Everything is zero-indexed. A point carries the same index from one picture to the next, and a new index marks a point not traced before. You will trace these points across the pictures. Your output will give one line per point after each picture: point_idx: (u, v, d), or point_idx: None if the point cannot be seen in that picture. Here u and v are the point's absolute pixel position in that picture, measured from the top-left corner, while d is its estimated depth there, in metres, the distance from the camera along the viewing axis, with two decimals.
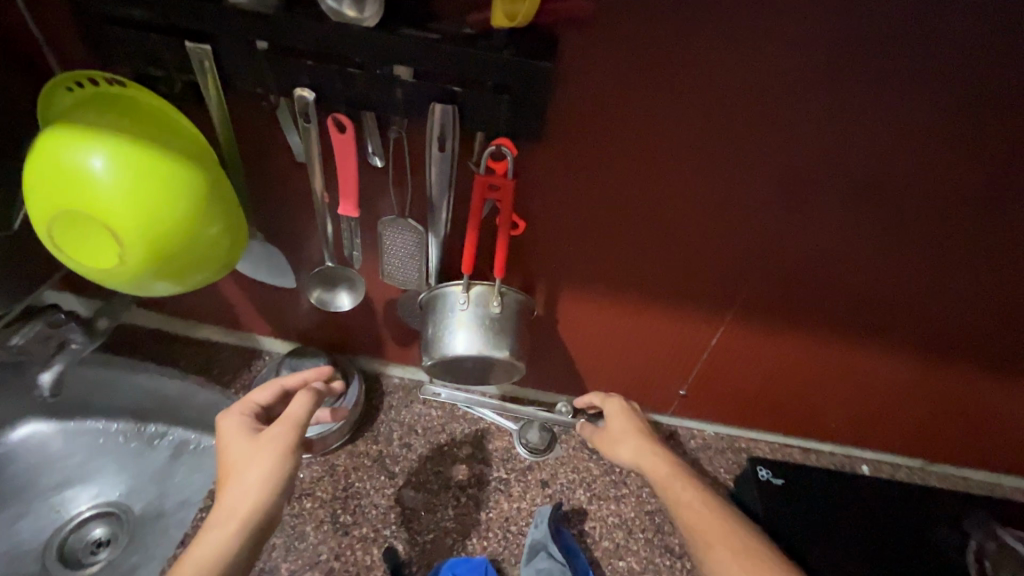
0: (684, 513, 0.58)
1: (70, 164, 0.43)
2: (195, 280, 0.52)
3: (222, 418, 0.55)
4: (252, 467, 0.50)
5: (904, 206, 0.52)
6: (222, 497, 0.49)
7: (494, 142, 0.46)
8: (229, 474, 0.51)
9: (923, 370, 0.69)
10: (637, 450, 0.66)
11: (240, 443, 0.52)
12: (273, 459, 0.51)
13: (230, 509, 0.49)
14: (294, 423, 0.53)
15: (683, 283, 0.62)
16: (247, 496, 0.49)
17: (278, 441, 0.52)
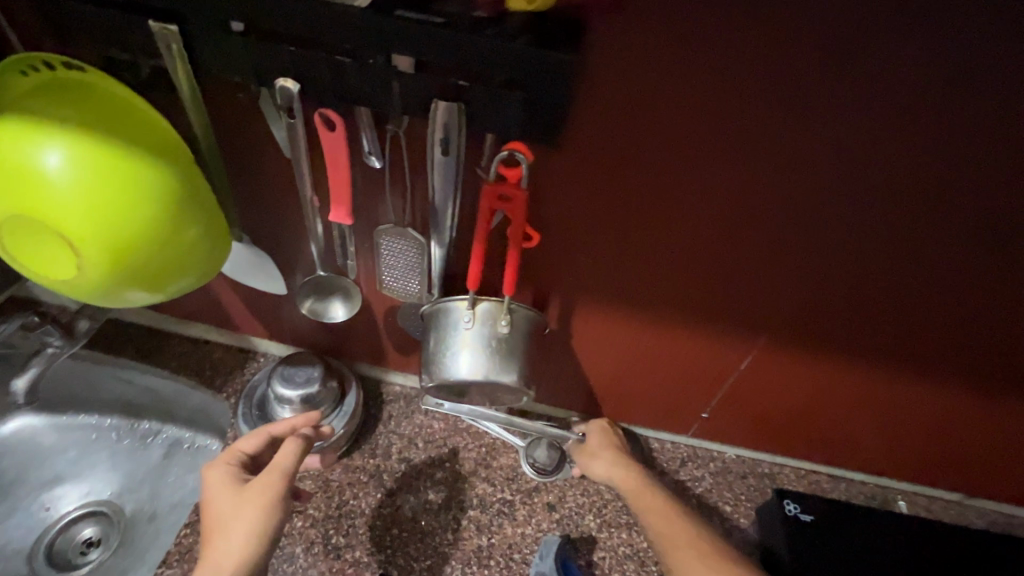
0: (654, 521, 0.56)
1: (19, 160, 0.38)
2: (173, 288, 0.47)
3: (207, 468, 0.50)
4: (238, 524, 0.46)
5: (981, 228, 0.44)
6: (206, 557, 0.45)
7: (505, 146, 0.39)
8: (213, 531, 0.46)
9: (975, 403, 0.62)
10: (610, 459, 0.65)
11: (226, 497, 0.48)
12: (262, 512, 0.47)
13: (215, 571, 0.44)
14: (284, 474, 0.49)
15: (712, 302, 0.55)
16: (233, 555, 0.45)
17: (267, 493, 0.48)
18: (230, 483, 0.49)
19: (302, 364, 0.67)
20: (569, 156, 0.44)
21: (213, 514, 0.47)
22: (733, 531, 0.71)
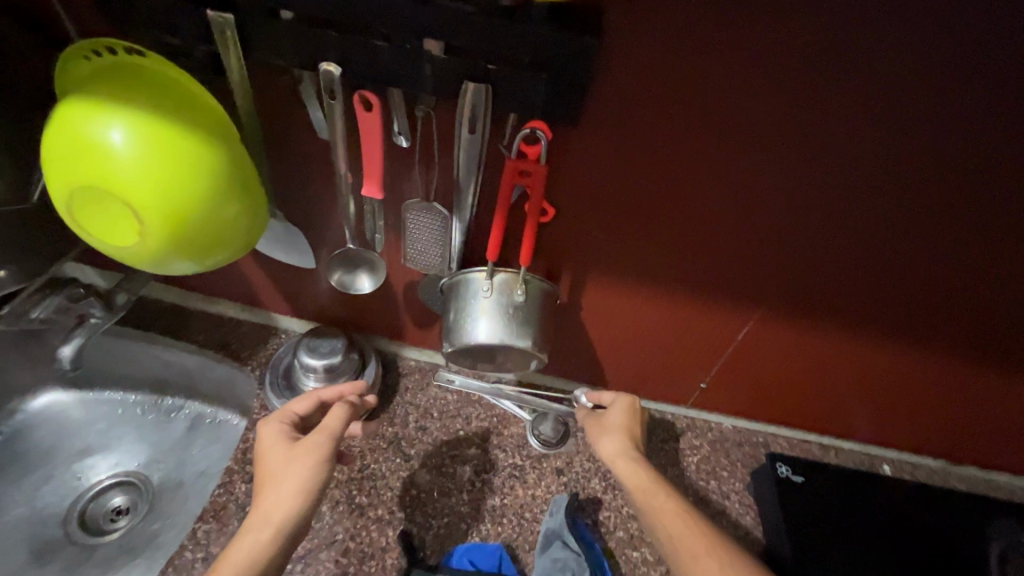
0: (668, 525, 0.53)
1: (85, 135, 0.41)
2: (218, 258, 0.51)
3: (262, 424, 0.56)
4: (289, 478, 0.50)
5: (958, 201, 0.49)
6: (259, 503, 0.50)
7: (528, 124, 0.44)
8: (265, 482, 0.51)
9: (956, 371, 0.67)
10: (621, 442, 0.63)
11: (278, 452, 0.53)
12: (310, 468, 0.51)
13: (267, 516, 0.49)
14: (331, 435, 0.54)
15: (712, 274, 0.60)
16: (283, 507, 0.49)
17: (317, 452, 0.52)
18: (281, 441, 0.54)
19: (326, 338, 0.72)
20: (583, 136, 0.48)
21: (265, 467, 0.52)
22: (729, 493, 0.76)
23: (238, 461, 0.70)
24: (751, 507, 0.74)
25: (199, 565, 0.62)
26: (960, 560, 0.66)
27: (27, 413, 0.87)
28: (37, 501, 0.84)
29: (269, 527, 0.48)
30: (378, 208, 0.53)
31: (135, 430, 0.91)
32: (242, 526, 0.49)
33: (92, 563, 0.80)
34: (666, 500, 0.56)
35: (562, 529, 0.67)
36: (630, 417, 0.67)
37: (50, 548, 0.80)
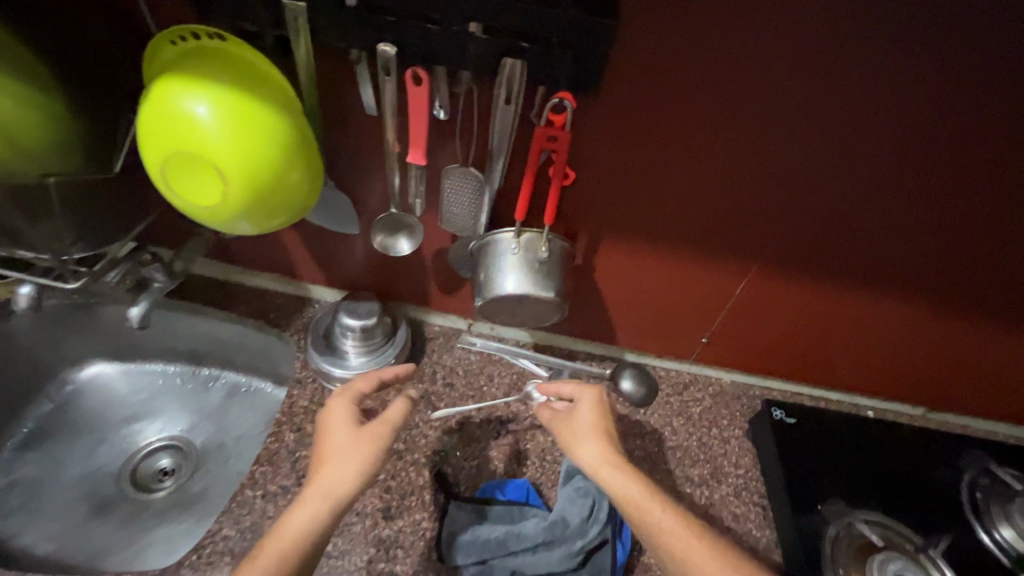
0: (668, 541, 0.56)
1: (176, 107, 0.48)
2: (280, 220, 0.57)
3: (334, 402, 0.62)
4: (353, 456, 0.57)
5: (924, 158, 0.56)
6: (320, 472, 0.56)
7: (556, 95, 0.51)
8: (330, 455, 0.57)
9: (930, 319, 0.74)
10: (601, 453, 0.63)
11: (344, 433, 0.59)
12: (372, 454, 0.57)
13: (326, 491, 0.54)
14: (392, 425, 0.60)
15: (711, 231, 0.67)
16: (344, 480, 0.55)
17: (380, 441, 0.59)
18: (349, 420, 0.60)
19: (364, 302, 0.79)
20: (601, 106, 0.55)
21: (331, 443, 0.58)
22: (730, 438, 0.82)
23: (286, 413, 0.77)
24: (749, 451, 0.81)
25: (259, 502, 0.68)
26: (938, 487, 0.74)
27: (78, 384, 0.95)
28: (92, 462, 0.91)
29: (324, 497, 0.54)
30: (420, 174, 0.60)
31: (174, 399, 0.97)
32: (299, 496, 0.54)
33: (148, 514, 0.87)
34: (661, 516, 0.58)
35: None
36: (602, 419, 0.68)
37: (108, 503, 0.88)
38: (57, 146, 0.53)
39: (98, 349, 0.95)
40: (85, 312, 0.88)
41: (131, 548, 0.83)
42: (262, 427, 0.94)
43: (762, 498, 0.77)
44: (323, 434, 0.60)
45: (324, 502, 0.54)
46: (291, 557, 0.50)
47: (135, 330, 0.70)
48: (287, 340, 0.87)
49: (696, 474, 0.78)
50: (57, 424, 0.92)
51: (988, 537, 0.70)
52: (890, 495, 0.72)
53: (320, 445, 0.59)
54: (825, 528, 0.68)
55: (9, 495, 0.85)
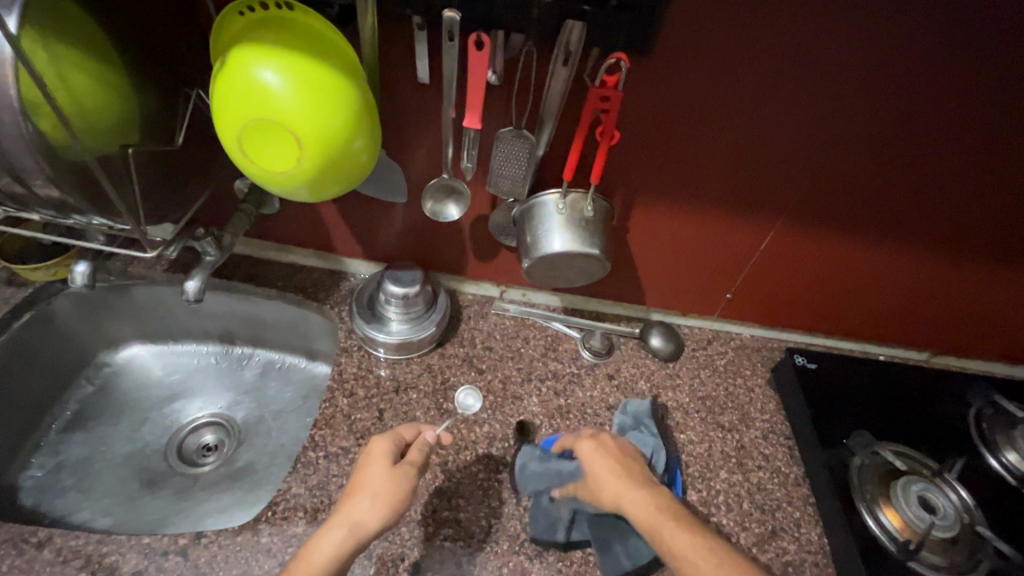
0: (687, 567, 0.54)
1: (251, 74, 0.50)
2: (343, 187, 0.59)
3: (376, 438, 0.62)
4: (382, 493, 0.57)
5: (945, 114, 0.60)
6: (346, 503, 0.56)
7: (612, 56, 0.54)
8: (361, 488, 0.57)
9: (940, 269, 0.80)
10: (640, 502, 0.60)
11: (376, 468, 0.59)
12: (401, 492, 0.57)
13: (353, 523, 0.54)
14: (419, 466, 0.60)
15: (741, 191, 0.71)
16: (370, 513, 0.55)
17: (409, 479, 0.59)
18: (385, 455, 0.60)
19: (406, 270, 0.82)
20: (648, 67, 0.58)
21: (363, 476, 0.58)
22: (754, 386, 0.87)
23: (337, 379, 0.80)
24: (773, 398, 0.86)
25: (322, 461, 0.72)
26: (947, 420, 0.81)
27: (114, 366, 0.92)
28: (136, 440, 0.88)
29: (347, 530, 0.54)
30: (474, 138, 0.63)
31: (211, 377, 0.95)
32: (327, 526, 0.55)
33: (199, 487, 0.85)
34: (673, 538, 0.56)
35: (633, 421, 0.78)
36: (613, 452, 0.66)
37: (158, 478, 0.85)
38: (119, 110, 0.53)
39: (132, 332, 0.93)
40: (120, 293, 0.87)
41: (188, 519, 0.80)
42: (304, 400, 0.92)
43: (787, 439, 0.81)
44: (359, 465, 0.60)
45: (347, 532, 0.54)
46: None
47: (190, 302, 0.72)
48: (327, 312, 0.88)
49: (727, 420, 0.82)
50: (97, 405, 0.89)
51: (997, 461, 0.77)
52: (904, 429, 0.79)
53: (355, 476, 0.59)
54: (850, 458, 0.75)
55: (58, 475, 0.82)
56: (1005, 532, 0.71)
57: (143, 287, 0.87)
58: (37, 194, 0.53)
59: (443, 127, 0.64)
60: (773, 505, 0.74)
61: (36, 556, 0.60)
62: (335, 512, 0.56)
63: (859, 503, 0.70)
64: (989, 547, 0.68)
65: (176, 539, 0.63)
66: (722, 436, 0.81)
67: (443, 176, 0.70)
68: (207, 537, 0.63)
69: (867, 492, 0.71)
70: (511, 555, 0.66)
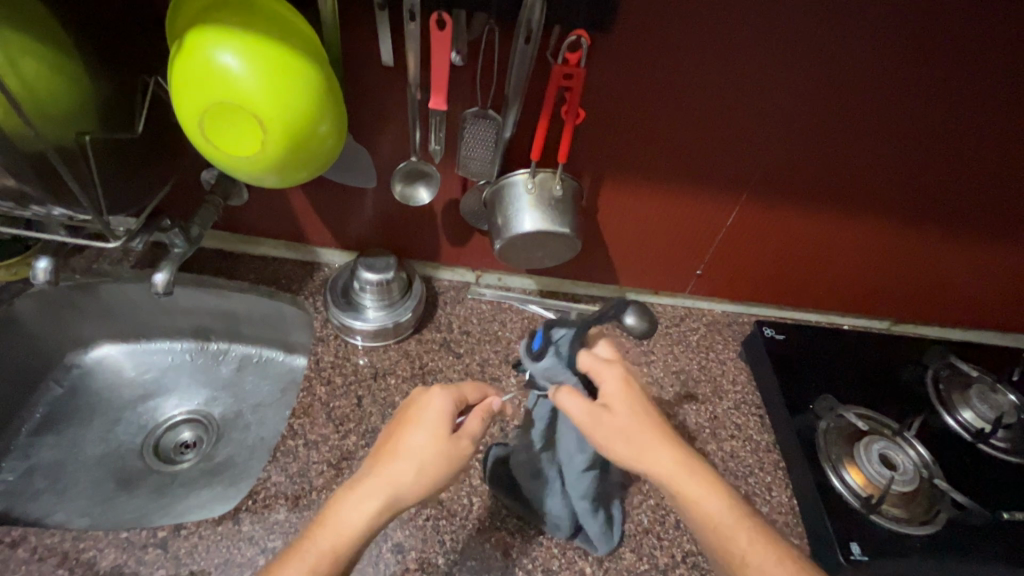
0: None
1: (210, 58, 0.49)
2: (310, 172, 0.59)
3: (436, 393, 0.58)
4: (429, 465, 0.54)
5: (895, 86, 0.63)
6: (390, 466, 0.54)
7: (573, 33, 0.56)
8: (403, 452, 0.54)
9: (898, 239, 0.83)
10: (668, 462, 0.56)
11: (427, 434, 0.55)
12: (447, 466, 0.55)
13: (391, 490, 0.52)
14: (475, 440, 0.57)
15: (706, 168, 0.73)
16: (413, 485, 0.53)
17: (459, 454, 0.56)
18: (441, 421, 0.56)
19: (380, 257, 0.82)
20: (609, 45, 0.59)
21: (412, 438, 0.55)
22: (726, 359, 0.90)
23: (314, 368, 0.80)
24: (744, 369, 0.89)
25: (302, 449, 0.72)
26: (908, 384, 0.85)
27: (84, 366, 0.90)
28: (110, 440, 0.87)
29: (388, 499, 0.52)
30: (440, 120, 0.64)
31: (186, 375, 0.94)
32: (361, 485, 0.53)
33: (178, 484, 0.84)
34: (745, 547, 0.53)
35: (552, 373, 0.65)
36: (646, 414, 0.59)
37: (134, 476, 0.84)
38: (75, 94, 0.52)
39: (100, 331, 0.91)
40: (84, 292, 0.84)
41: (168, 514, 0.79)
42: (282, 392, 0.92)
43: (758, 408, 0.84)
44: (408, 420, 0.57)
45: (383, 502, 0.52)
46: (337, 557, 0.49)
47: (159, 295, 0.71)
48: (302, 303, 0.87)
49: (701, 393, 0.84)
50: (68, 407, 0.87)
51: (954, 420, 0.81)
52: (867, 393, 0.83)
53: (404, 428, 0.56)
54: (817, 422, 0.78)
55: (30, 479, 0.80)
56: (961, 485, 0.75)
57: (110, 284, 0.85)
58: None
59: (409, 109, 0.64)
60: (746, 471, 0.77)
61: (10, 555, 0.60)
62: (373, 471, 0.54)
63: (826, 464, 0.73)
64: (947, 498, 0.72)
65: (156, 531, 0.62)
66: (697, 408, 0.83)
67: (412, 159, 0.71)
68: (188, 529, 0.63)
69: (832, 452, 0.74)
70: (493, 531, 0.68)
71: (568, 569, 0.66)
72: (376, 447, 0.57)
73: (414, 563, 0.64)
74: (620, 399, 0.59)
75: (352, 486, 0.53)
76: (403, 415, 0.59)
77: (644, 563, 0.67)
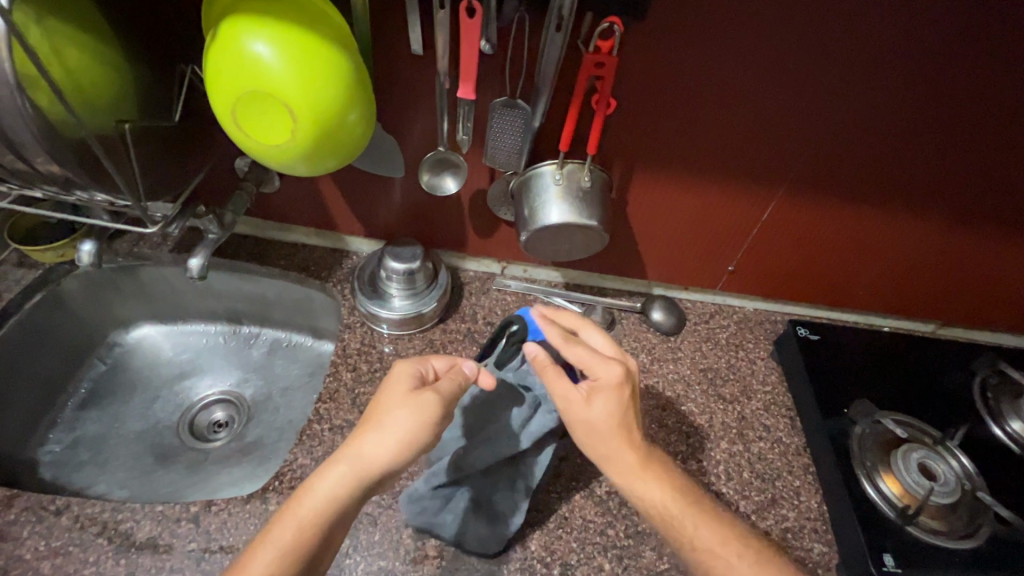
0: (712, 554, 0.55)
1: (243, 47, 0.49)
2: (336, 161, 0.60)
3: (400, 362, 0.61)
4: (388, 425, 0.55)
5: (949, 75, 0.59)
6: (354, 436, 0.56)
7: (606, 19, 0.54)
8: (366, 419, 0.57)
9: (946, 236, 0.78)
10: (620, 458, 0.58)
11: (391, 398, 0.57)
12: (408, 423, 0.55)
13: (353, 455, 0.54)
14: (440, 391, 0.58)
15: (740, 160, 0.70)
16: (376, 448, 0.54)
17: (423, 409, 0.56)
18: (401, 382, 0.58)
19: (406, 247, 0.82)
20: (641, 33, 0.58)
21: (374, 406, 0.57)
22: (757, 359, 0.87)
23: (340, 354, 0.81)
24: (775, 369, 0.86)
25: (327, 433, 0.73)
26: (951, 391, 0.81)
27: (125, 346, 0.94)
28: (149, 417, 0.90)
29: (348, 467, 0.54)
30: (469, 109, 0.63)
31: (219, 357, 0.97)
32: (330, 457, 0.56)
33: (210, 461, 0.87)
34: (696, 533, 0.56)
35: (524, 376, 0.72)
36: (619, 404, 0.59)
37: (171, 452, 0.87)
38: (116, 82, 0.53)
39: (140, 313, 0.95)
40: (127, 274, 0.88)
41: (201, 490, 0.82)
42: (310, 376, 0.93)
43: (789, 410, 0.81)
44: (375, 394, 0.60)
45: (343, 467, 0.54)
46: (300, 527, 0.51)
47: (194, 278, 0.73)
48: (330, 289, 0.89)
49: (728, 392, 0.82)
50: (111, 384, 0.91)
51: (1001, 430, 0.77)
52: (908, 399, 0.79)
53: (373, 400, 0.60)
54: (851, 427, 0.75)
55: (76, 450, 0.84)
56: (1006, 498, 0.71)
57: (149, 268, 0.89)
58: (39, 170, 0.53)
59: (438, 98, 0.64)
60: (773, 474, 0.75)
61: (54, 522, 0.63)
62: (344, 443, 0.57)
63: (859, 472, 0.71)
64: (989, 512, 0.69)
65: (188, 506, 0.65)
66: (723, 407, 0.81)
67: (440, 148, 0.71)
68: (217, 505, 0.65)
69: (867, 460, 0.71)
70: None
71: (586, 564, 0.65)
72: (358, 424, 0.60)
73: (433, 550, 0.65)
74: (584, 406, 0.58)
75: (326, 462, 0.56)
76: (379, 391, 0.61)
77: (664, 563, 0.66)
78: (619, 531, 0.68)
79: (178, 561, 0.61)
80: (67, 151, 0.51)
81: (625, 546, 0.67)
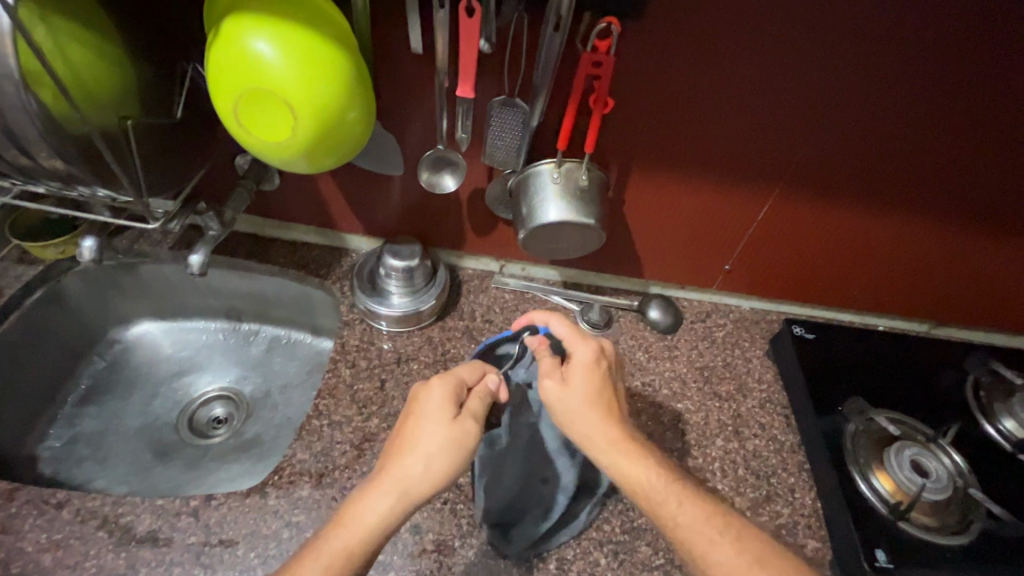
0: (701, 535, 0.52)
1: (244, 44, 0.50)
2: (334, 160, 0.60)
3: (434, 380, 0.60)
4: (439, 453, 0.55)
5: (940, 80, 0.60)
6: (400, 463, 0.54)
7: (603, 20, 0.55)
8: (410, 447, 0.55)
9: (939, 236, 0.79)
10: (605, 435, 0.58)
11: (433, 425, 0.57)
12: (458, 447, 0.56)
13: (403, 484, 0.53)
14: (480, 420, 0.59)
15: (735, 161, 0.71)
16: (423, 478, 0.54)
17: (466, 435, 0.57)
18: (443, 409, 0.58)
19: (405, 245, 0.83)
20: (638, 34, 0.59)
21: (418, 433, 0.57)
22: (752, 357, 0.88)
23: (339, 351, 0.82)
24: (771, 368, 0.87)
25: (326, 429, 0.74)
26: (945, 389, 0.82)
27: (125, 342, 0.95)
28: (148, 413, 0.91)
29: (401, 495, 0.53)
30: (467, 108, 0.64)
31: (219, 354, 0.97)
32: (371, 484, 0.54)
33: (210, 458, 0.87)
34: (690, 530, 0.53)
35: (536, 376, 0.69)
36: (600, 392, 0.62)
37: (170, 448, 0.87)
38: (118, 79, 0.54)
39: (139, 311, 0.95)
40: (127, 271, 0.89)
41: (200, 485, 0.82)
42: (309, 373, 0.94)
43: (784, 408, 0.82)
44: (410, 416, 0.59)
45: (396, 496, 0.53)
46: (352, 555, 0.49)
47: (194, 274, 0.75)
48: (329, 287, 0.89)
49: (723, 390, 0.83)
50: (110, 380, 0.92)
51: (994, 428, 0.78)
52: (902, 397, 0.80)
53: (405, 422, 0.58)
54: (845, 425, 0.76)
55: (75, 446, 0.84)
56: (998, 495, 0.72)
57: (149, 266, 0.89)
58: (42, 165, 0.53)
59: (436, 98, 0.64)
60: (768, 471, 0.76)
61: (56, 515, 0.63)
62: (382, 469, 0.55)
63: (852, 468, 0.71)
64: (980, 509, 0.70)
65: (188, 500, 0.65)
66: (718, 406, 0.81)
67: (439, 147, 0.72)
68: (217, 499, 0.66)
69: (860, 457, 0.72)
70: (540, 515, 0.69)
71: (582, 559, 0.66)
72: (387, 445, 0.58)
73: (430, 544, 0.65)
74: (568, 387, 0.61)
75: (363, 490, 0.54)
76: (408, 409, 0.60)
77: (659, 557, 0.67)
78: (615, 527, 0.69)
79: (178, 554, 0.62)
80: (71, 147, 0.52)
81: (621, 541, 0.68)
